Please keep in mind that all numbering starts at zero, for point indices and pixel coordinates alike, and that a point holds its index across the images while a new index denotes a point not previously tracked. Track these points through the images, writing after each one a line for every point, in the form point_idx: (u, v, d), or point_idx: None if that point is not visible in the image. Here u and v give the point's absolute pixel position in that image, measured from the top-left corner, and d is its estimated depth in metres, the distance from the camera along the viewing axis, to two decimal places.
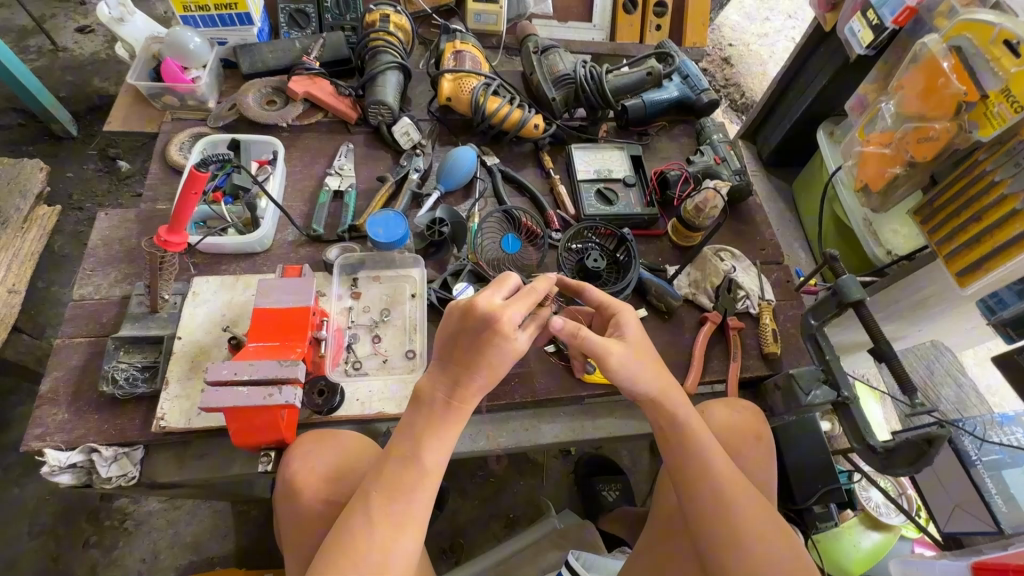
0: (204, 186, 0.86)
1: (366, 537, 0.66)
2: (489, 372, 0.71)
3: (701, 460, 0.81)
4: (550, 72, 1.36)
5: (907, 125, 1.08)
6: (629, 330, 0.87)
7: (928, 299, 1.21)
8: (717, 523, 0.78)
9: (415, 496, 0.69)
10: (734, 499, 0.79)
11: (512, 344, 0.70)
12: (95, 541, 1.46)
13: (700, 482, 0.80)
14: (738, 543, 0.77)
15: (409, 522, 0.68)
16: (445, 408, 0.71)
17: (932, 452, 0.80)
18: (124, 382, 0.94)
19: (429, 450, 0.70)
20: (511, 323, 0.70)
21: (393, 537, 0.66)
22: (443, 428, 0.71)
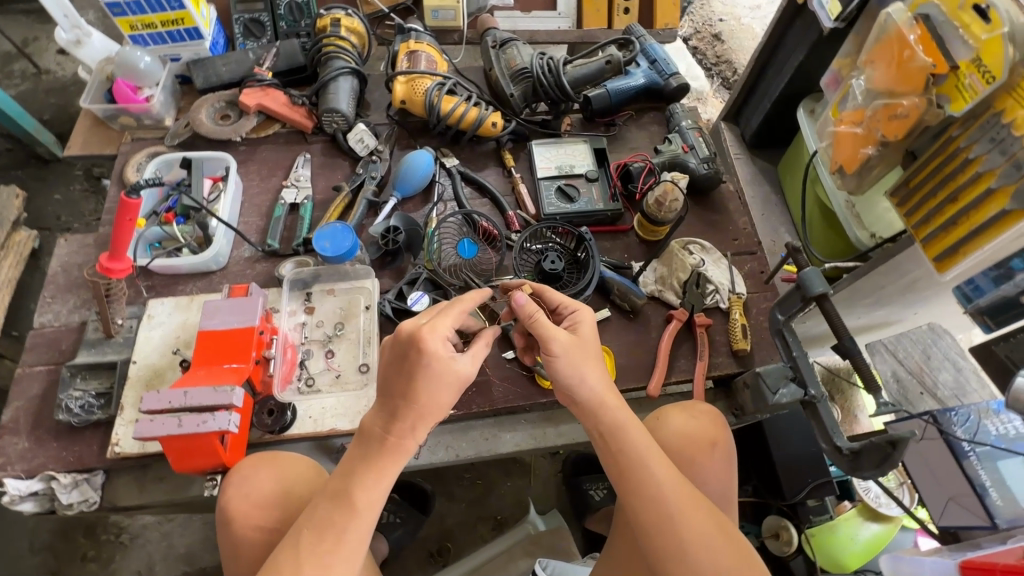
0: (138, 213, 0.87)
1: (295, 574, 0.65)
2: (429, 396, 0.71)
3: (639, 459, 0.75)
4: (508, 67, 1.31)
5: (876, 102, 1.02)
6: (584, 331, 0.83)
7: (915, 283, 1.14)
8: (657, 530, 0.71)
9: (347, 534, 0.68)
10: (676, 504, 0.72)
11: (441, 359, 0.71)
12: (93, 555, 1.51)
13: (639, 485, 0.73)
14: (680, 553, 0.69)
15: (340, 560, 0.67)
16: (382, 443, 0.71)
17: (896, 455, 0.76)
18: (79, 410, 0.95)
19: (363, 486, 0.70)
20: (434, 335, 0.71)
21: (323, 575, 0.66)
22: (379, 464, 0.71)
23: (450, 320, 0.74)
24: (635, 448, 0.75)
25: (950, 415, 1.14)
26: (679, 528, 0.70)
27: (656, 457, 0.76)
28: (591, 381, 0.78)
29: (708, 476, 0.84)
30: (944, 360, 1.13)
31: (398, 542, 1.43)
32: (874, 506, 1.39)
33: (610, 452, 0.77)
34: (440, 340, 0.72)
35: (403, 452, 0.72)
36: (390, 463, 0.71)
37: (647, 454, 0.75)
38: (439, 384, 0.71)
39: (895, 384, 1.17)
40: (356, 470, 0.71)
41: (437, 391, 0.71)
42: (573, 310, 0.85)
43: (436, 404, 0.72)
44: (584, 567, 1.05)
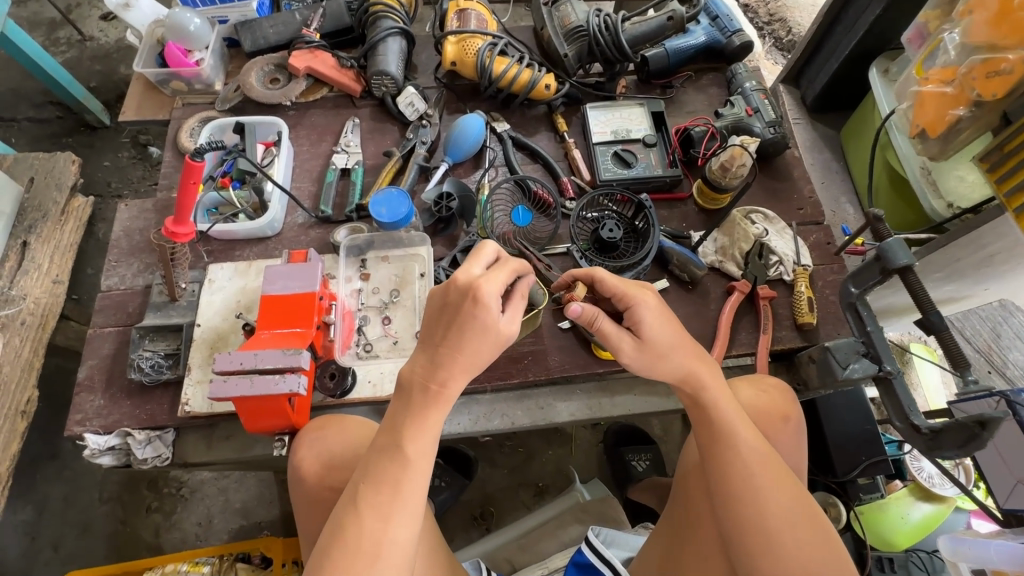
0: (202, 175, 0.87)
1: (359, 525, 0.66)
2: (467, 343, 0.70)
3: (728, 431, 0.75)
4: (562, 26, 1.26)
5: (974, 57, 0.94)
6: (648, 325, 0.78)
7: (996, 256, 1.07)
8: (740, 499, 0.71)
9: (405, 484, 0.68)
10: (763, 476, 0.71)
11: (487, 310, 0.69)
12: (156, 506, 1.59)
13: (725, 455, 0.73)
14: (763, 525, 0.69)
15: (399, 511, 0.67)
16: (425, 391, 0.71)
17: (985, 436, 0.72)
18: (150, 369, 0.98)
19: (414, 437, 0.70)
20: (488, 289, 0.69)
21: (384, 526, 0.66)
22: (424, 416, 0.70)
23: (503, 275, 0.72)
24: (724, 421, 0.76)
25: None
26: (763, 499, 0.70)
27: (745, 428, 0.76)
28: (674, 367, 0.79)
29: (782, 450, 0.84)
30: (1015, 339, 1.32)
31: (443, 504, 1.46)
32: (927, 486, 1.39)
33: (702, 425, 0.77)
34: (493, 290, 0.70)
35: (448, 398, 0.71)
36: (435, 412, 0.71)
37: (735, 426, 0.75)
38: (479, 334, 0.70)
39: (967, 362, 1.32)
40: (404, 422, 0.70)
41: (478, 342, 0.70)
42: (630, 303, 0.79)
43: (472, 352, 0.70)
44: (637, 536, 1.05)
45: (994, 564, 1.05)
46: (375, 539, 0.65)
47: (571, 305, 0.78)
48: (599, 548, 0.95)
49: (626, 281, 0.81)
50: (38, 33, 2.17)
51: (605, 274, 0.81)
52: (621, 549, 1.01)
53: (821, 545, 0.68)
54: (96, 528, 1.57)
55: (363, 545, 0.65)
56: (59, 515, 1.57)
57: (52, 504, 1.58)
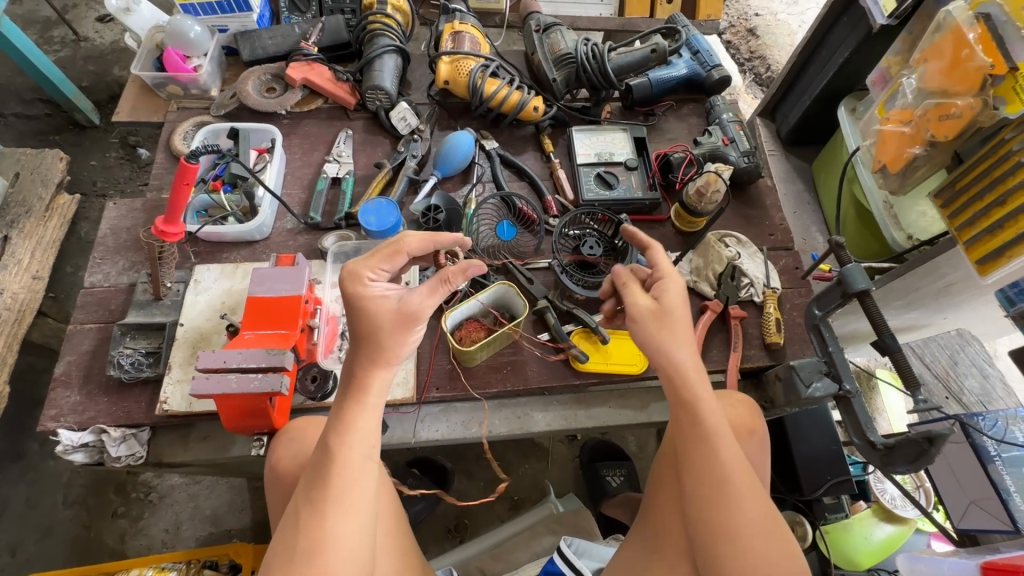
0: (195, 177, 0.89)
1: (296, 524, 0.67)
2: (371, 337, 0.75)
3: (708, 434, 0.75)
4: (551, 52, 1.32)
5: (928, 101, 1.01)
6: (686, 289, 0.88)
7: (952, 286, 1.14)
8: (713, 506, 0.72)
9: (335, 478, 0.69)
10: (740, 484, 0.73)
11: (361, 291, 0.76)
12: (123, 511, 1.56)
13: (703, 460, 0.74)
14: (734, 532, 0.70)
15: (335, 507, 0.68)
16: (347, 387, 0.75)
17: (932, 451, 0.76)
18: (129, 366, 0.98)
19: (343, 436, 0.71)
20: (356, 276, 0.76)
21: (320, 522, 0.67)
22: (350, 415, 0.72)
23: (376, 262, 0.78)
24: (704, 422, 0.76)
25: (978, 419, 1.20)
26: (735, 510, 0.71)
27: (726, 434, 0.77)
28: (668, 357, 0.80)
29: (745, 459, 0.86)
30: (970, 367, 1.38)
31: (418, 515, 1.46)
32: (889, 507, 1.42)
33: (682, 424, 0.78)
34: (363, 277, 0.77)
35: (371, 391, 0.75)
36: (362, 407, 0.73)
37: (717, 430, 0.76)
38: (378, 323, 0.75)
39: (926, 385, 1.38)
40: (336, 425, 0.72)
41: (378, 326, 0.75)
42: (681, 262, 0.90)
43: (383, 342, 0.75)
44: (608, 547, 1.06)
45: None
46: (312, 536, 0.66)
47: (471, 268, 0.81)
48: (570, 559, 0.98)
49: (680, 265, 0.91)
50: (32, 31, 2.17)
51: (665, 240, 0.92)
52: (593, 560, 1.02)
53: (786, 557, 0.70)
54: (58, 533, 1.53)
55: (300, 542, 0.66)
56: (21, 518, 1.53)
57: (14, 506, 1.54)
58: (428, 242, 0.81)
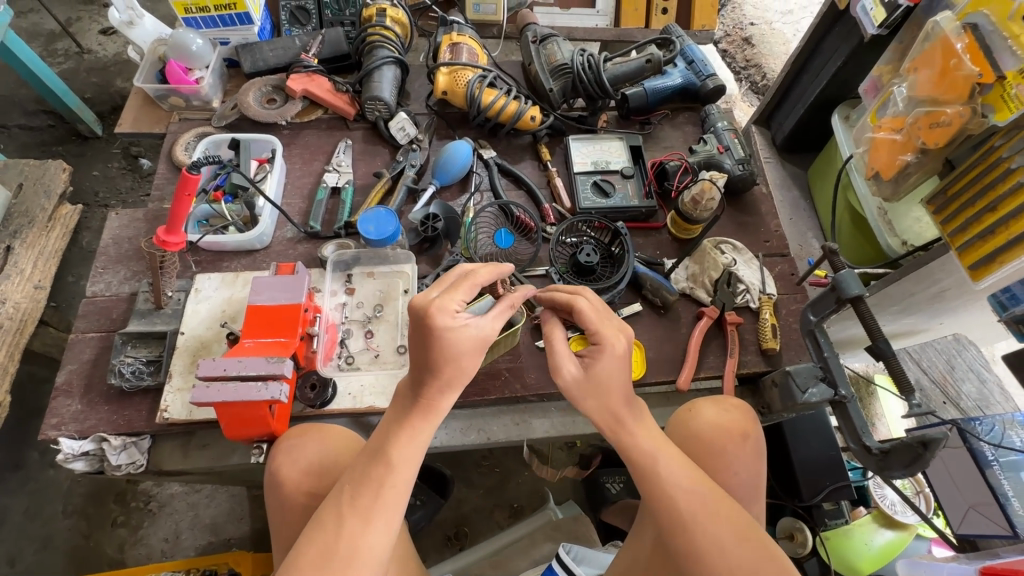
0: (196, 188, 0.90)
1: (339, 528, 0.68)
2: (448, 363, 0.72)
3: (652, 464, 0.76)
4: (548, 62, 1.34)
5: (918, 109, 1.03)
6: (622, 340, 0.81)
7: (947, 291, 1.15)
8: (674, 535, 0.73)
9: (388, 487, 0.70)
10: (697, 507, 0.73)
11: (450, 326, 0.70)
12: (122, 521, 1.56)
13: (653, 492, 0.75)
14: (698, 558, 0.70)
15: (380, 513, 0.69)
16: (417, 403, 0.74)
17: (927, 455, 0.77)
18: (131, 375, 0.99)
19: (404, 447, 0.72)
20: (443, 311, 0.70)
21: (364, 528, 0.68)
22: (415, 426, 0.73)
23: (456, 293, 0.73)
24: (647, 453, 0.77)
25: (975, 424, 1.21)
26: (699, 535, 0.71)
27: (671, 460, 0.77)
28: (602, 409, 0.80)
29: (737, 465, 0.87)
30: (968, 372, 1.39)
31: (417, 523, 1.47)
32: (888, 513, 1.41)
33: (628, 460, 0.79)
34: (449, 309, 0.71)
35: (439, 410, 0.74)
36: (427, 424, 0.74)
37: (659, 459, 0.77)
38: (458, 352, 0.71)
39: (923, 391, 1.39)
40: (399, 433, 0.73)
41: (458, 355, 0.71)
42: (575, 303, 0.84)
43: (461, 367, 0.73)
44: (608, 554, 1.06)
45: None
46: (352, 541, 0.67)
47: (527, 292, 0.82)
48: (569, 565, 0.98)
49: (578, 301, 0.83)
50: (37, 44, 2.20)
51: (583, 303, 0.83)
52: (592, 566, 1.02)
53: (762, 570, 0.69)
54: (57, 542, 1.52)
55: (341, 547, 0.67)
56: (20, 528, 1.53)
57: (14, 516, 1.54)
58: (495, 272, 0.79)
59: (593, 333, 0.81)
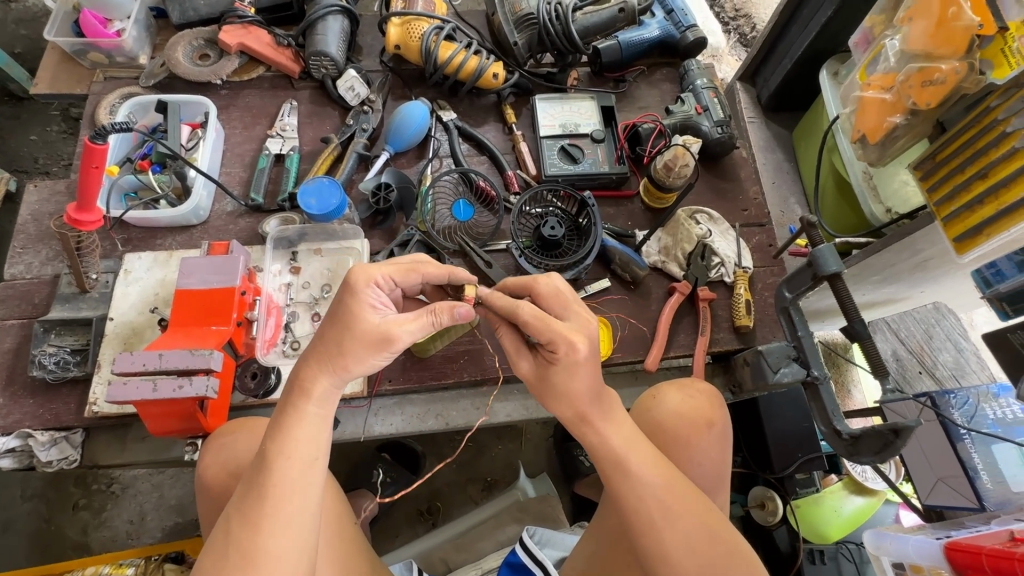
0: (104, 159, 0.79)
1: (228, 533, 0.60)
2: (334, 336, 0.64)
3: (621, 464, 0.70)
4: (512, 12, 1.20)
5: (911, 65, 0.93)
6: (556, 368, 0.69)
7: (928, 261, 1.09)
8: (637, 529, 0.68)
9: (272, 488, 0.61)
10: (670, 502, 0.68)
11: (356, 296, 0.63)
12: (84, 503, 1.52)
13: (621, 489, 0.69)
14: (663, 555, 0.66)
15: (271, 517, 0.60)
16: (291, 389, 0.65)
17: (898, 443, 0.73)
18: (55, 366, 0.90)
19: (283, 445, 0.63)
20: (363, 275, 0.65)
21: (253, 535, 0.60)
22: (290, 418, 0.64)
23: (390, 270, 0.67)
24: (615, 454, 0.70)
25: (948, 397, 1.20)
26: (665, 533, 0.67)
27: (641, 455, 0.71)
28: (565, 408, 0.71)
29: (700, 456, 0.82)
30: (945, 342, 1.35)
31: (387, 500, 1.45)
32: (859, 480, 1.42)
33: (595, 457, 0.72)
34: (369, 279, 0.65)
35: (314, 396, 0.64)
36: (302, 413, 0.64)
37: (630, 456, 0.70)
38: (350, 327, 0.63)
39: (899, 362, 1.36)
40: (276, 431, 0.64)
41: (340, 344, 0.63)
42: (554, 350, 0.67)
43: (346, 350, 0.63)
44: (573, 535, 1.03)
45: (912, 558, 1.08)
46: (244, 550, 0.59)
47: (462, 304, 0.68)
48: (532, 549, 0.93)
49: (558, 325, 0.68)
50: None
51: (530, 315, 0.67)
52: (556, 549, 0.98)
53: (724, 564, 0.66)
54: (18, 527, 1.49)
55: (232, 557, 0.59)
56: None
57: None
58: (445, 272, 0.72)
59: (546, 342, 0.67)
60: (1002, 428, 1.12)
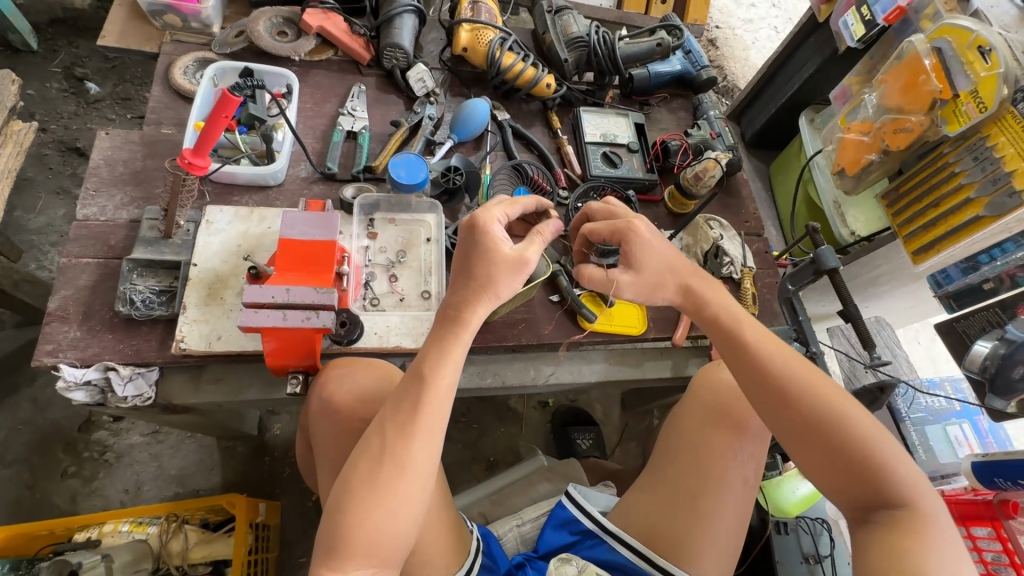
0: (234, 111, 0.87)
1: (383, 439, 0.70)
2: (479, 268, 0.78)
3: (735, 331, 0.84)
4: (564, 34, 1.38)
5: (886, 116, 1.21)
6: (637, 256, 0.90)
7: (880, 276, 1.39)
8: (766, 390, 0.79)
9: (425, 405, 0.72)
10: (802, 380, 0.78)
11: (488, 233, 0.79)
12: (74, 471, 1.45)
13: (749, 362, 0.81)
14: (789, 409, 0.77)
15: (421, 431, 0.71)
16: (449, 317, 0.77)
17: (883, 398, 0.95)
18: (141, 303, 0.94)
19: (437, 367, 0.74)
20: (488, 216, 0.81)
21: (406, 444, 0.70)
22: (449, 346, 0.75)
23: (504, 208, 0.85)
24: (726, 318, 0.87)
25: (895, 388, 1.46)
26: (791, 394, 0.77)
27: (753, 329, 0.85)
28: (670, 291, 0.92)
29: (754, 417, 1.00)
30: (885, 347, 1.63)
31: None
32: None
33: (712, 330, 0.88)
34: (493, 218, 0.81)
35: (467, 325, 0.77)
36: (459, 339, 0.76)
37: (755, 339, 0.83)
38: (492, 259, 0.78)
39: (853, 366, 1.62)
40: (431, 356, 0.74)
41: (491, 271, 0.78)
42: (621, 237, 0.91)
43: (493, 276, 0.78)
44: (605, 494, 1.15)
45: None
46: (396, 454, 0.69)
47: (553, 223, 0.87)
48: (581, 503, 1.04)
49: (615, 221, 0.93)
50: None
51: (591, 227, 0.95)
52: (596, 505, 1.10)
53: (861, 447, 0.73)
54: None
55: (385, 459, 0.69)
56: None
57: None
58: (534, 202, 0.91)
59: (615, 234, 0.92)
60: (932, 413, 1.42)
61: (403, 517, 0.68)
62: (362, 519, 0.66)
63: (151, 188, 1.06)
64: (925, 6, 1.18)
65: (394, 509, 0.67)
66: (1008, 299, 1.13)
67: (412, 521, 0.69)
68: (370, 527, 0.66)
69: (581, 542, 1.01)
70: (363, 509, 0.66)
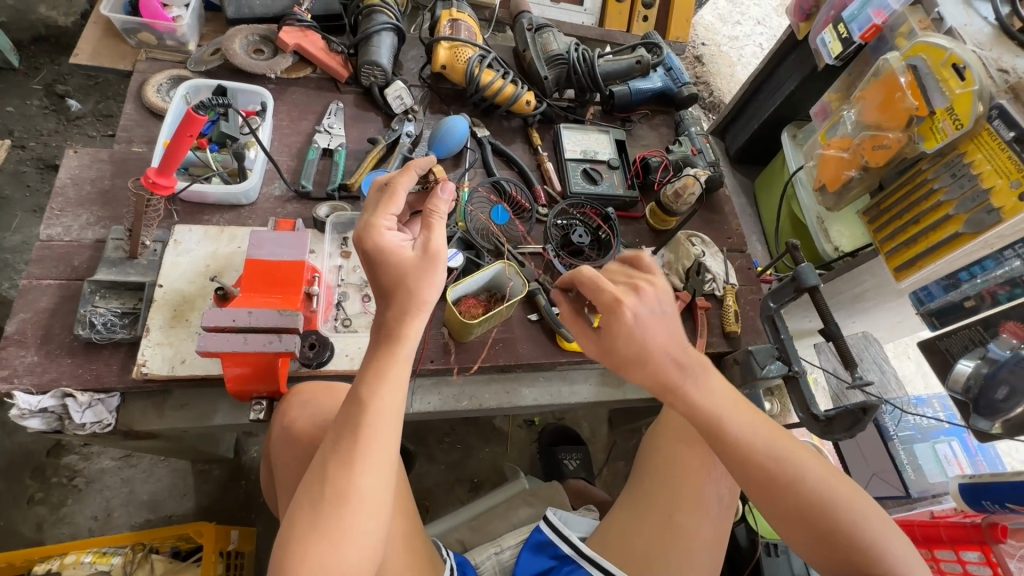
0: (200, 130, 0.85)
1: (323, 468, 0.67)
2: (394, 285, 0.74)
3: (717, 424, 0.75)
4: (544, 51, 1.39)
5: (864, 133, 1.20)
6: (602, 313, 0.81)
7: (865, 292, 1.36)
8: (755, 478, 0.74)
9: (365, 429, 0.68)
10: (798, 470, 0.74)
11: (381, 248, 0.76)
12: (41, 497, 1.41)
13: (737, 456, 0.75)
14: (779, 492, 0.74)
15: (362, 458, 0.67)
16: (382, 336, 0.74)
17: (866, 419, 0.92)
18: (102, 326, 0.91)
19: (375, 388, 0.70)
20: (374, 230, 0.77)
21: (347, 473, 0.66)
22: (384, 365, 0.72)
23: (385, 210, 0.78)
24: (711, 414, 0.75)
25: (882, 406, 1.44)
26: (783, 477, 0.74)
27: (738, 415, 0.76)
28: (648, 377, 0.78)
29: None
30: (872, 363, 1.62)
31: None
32: None
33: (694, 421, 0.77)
34: (378, 229, 0.77)
35: (404, 340, 0.74)
36: (396, 356, 0.73)
37: (740, 432, 0.75)
38: (403, 272, 0.74)
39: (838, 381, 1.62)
40: (369, 377, 0.71)
41: (404, 274, 0.74)
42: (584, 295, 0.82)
43: (410, 286, 0.74)
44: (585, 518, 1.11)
45: None
46: (337, 485, 0.66)
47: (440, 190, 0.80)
48: (558, 527, 1.01)
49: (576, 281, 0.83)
50: None
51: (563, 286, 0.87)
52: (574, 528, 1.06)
53: (847, 525, 0.73)
54: None
55: (326, 490, 0.66)
56: None
57: None
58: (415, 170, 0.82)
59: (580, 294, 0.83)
60: (920, 430, 1.40)
61: (350, 555, 0.64)
62: (304, 560, 0.63)
63: (119, 208, 1.04)
64: (900, 24, 1.18)
65: (339, 542, 0.64)
66: (990, 316, 1.05)
67: (361, 558, 0.65)
68: (315, 565, 0.63)
69: (560, 566, 0.97)
70: (303, 547, 0.63)
